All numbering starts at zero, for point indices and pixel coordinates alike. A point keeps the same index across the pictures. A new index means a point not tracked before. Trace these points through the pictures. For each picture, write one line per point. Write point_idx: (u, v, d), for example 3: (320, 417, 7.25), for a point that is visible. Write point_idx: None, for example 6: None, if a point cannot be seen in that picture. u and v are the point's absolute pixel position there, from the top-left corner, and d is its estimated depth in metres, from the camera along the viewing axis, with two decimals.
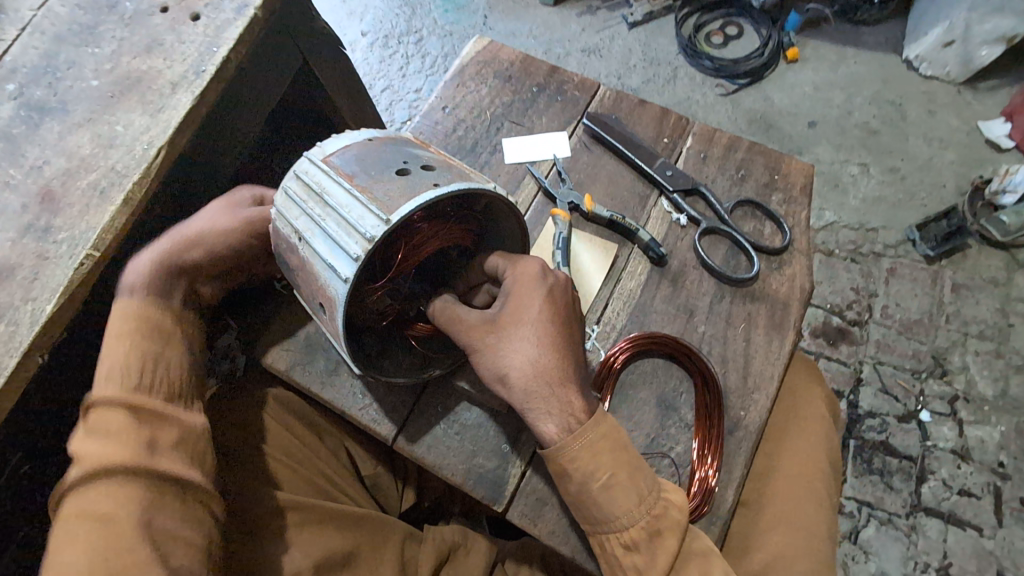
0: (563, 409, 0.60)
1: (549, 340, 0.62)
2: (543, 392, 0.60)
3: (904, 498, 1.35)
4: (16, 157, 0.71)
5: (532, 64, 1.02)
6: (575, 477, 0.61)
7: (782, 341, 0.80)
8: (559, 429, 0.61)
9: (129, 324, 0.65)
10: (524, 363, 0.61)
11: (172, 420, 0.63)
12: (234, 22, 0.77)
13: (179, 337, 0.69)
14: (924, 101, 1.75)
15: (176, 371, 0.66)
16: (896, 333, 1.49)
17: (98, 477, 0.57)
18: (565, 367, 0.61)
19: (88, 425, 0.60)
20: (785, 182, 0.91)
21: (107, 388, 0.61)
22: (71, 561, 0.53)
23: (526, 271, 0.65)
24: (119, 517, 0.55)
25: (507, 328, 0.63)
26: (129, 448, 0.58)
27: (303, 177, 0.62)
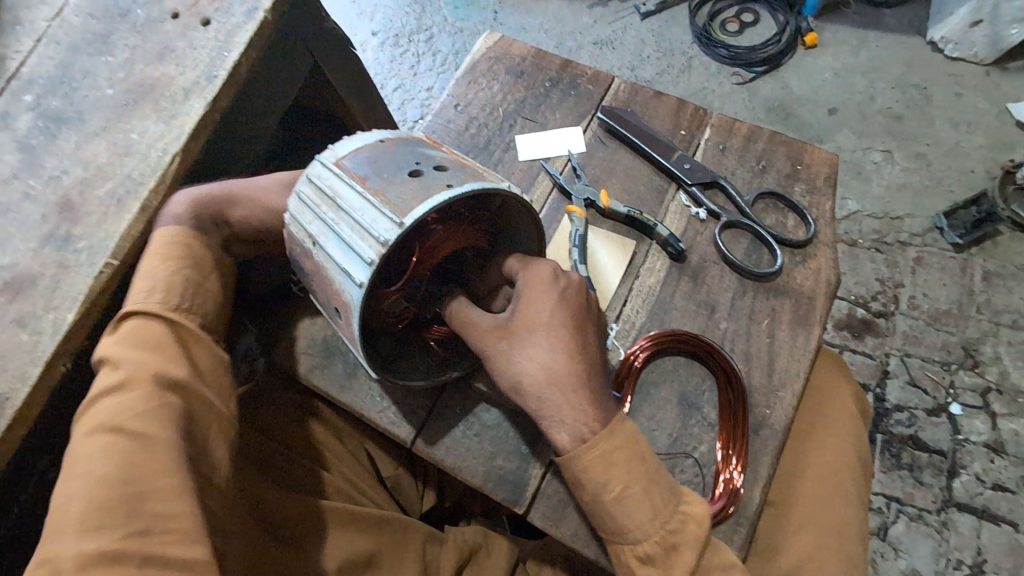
0: (576, 418, 0.60)
1: (562, 347, 0.61)
2: (556, 398, 0.60)
3: (935, 493, 1.32)
4: (35, 167, 0.71)
5: (544, 58, 1.01)
6: (589, 487, 0.60)
7: (807, 337, 0.78)
8: (572, 438, 0.60)
9: (168, 248, 0.65)
10: (537, 368, 0.61)
11: (201, 349, 0.64)
12: (245, 26, 0.77)
13: (215, 272, 0.69)
14: (950, 83, 1.69)
15: (209, 303, 0.67)
16: (924, 324, 1.45)
17: (133, 386, 0.57)
18: (578, 375, 0.61)
19: (123, 337, 0.61)
20: (808, 172, 0.88)
21: (145, 302, 0.62)
22: (94, 463, 0.52)
23: (539, 275, 0.64)
24: (148, 424, 0.55)
25: (519, 334, 0.62)
26: (165, 366, 0.59)
27: (316, 182, 0.61)
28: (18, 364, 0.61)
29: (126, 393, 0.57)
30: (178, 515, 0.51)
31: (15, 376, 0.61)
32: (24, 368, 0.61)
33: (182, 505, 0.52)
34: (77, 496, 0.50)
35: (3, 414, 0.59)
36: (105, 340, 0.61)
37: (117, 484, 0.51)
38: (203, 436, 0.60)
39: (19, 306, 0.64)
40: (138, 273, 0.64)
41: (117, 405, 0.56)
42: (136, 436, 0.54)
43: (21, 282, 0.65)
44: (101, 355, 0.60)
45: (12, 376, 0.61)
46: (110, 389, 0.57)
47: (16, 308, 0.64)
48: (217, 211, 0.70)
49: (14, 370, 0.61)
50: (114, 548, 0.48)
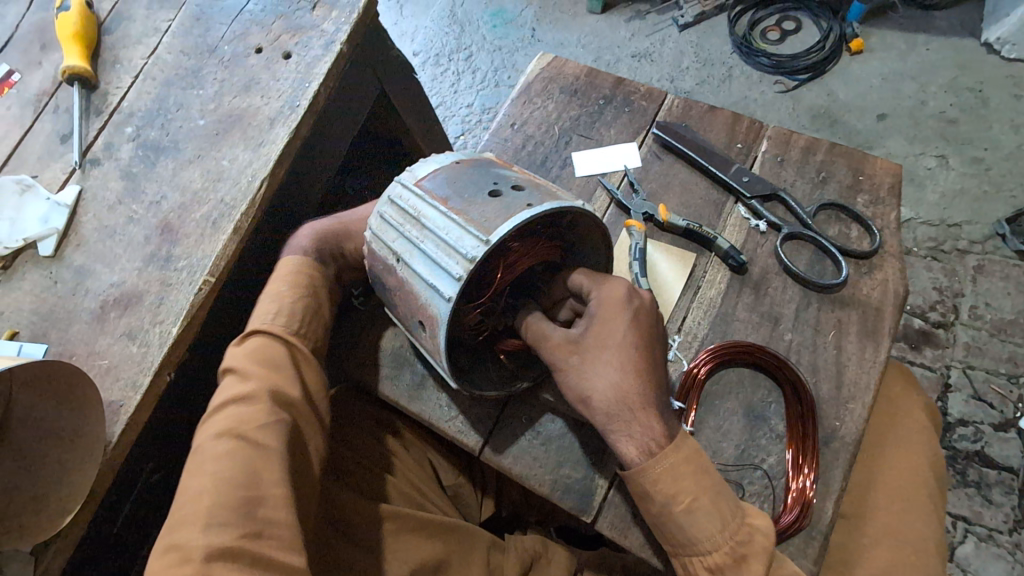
0: (644, 434, 0.62)
1: (630, 365, 0.63)
2: (625, 415, 0.62)
3: (1006, 513, 1.26)
4: (138, 193, 0.78)
5: (596, 77, 1.04)
6: (656, 499, 0.61)
7: (876, 349, 0.77)
8: (640, 452, 0.62)
9: (291, 274, 0.73)
10: (606, 386, 0.63)
11: (311, 371, 0.70)
12: (323, 58, 0.83)
13: (327, 302, 0.75)
14: (1008, 86, 1.64)
15: (320, 330, 0.73)
16: (988, 334, 1.40)
17: (256, 397, 0.63)
18: (646, 393, 0.62)
19: (248, 353, 0.67)
20: (870, 183, 0.88)
21: (271, 323, 0.69)
22: (218, 462, 0.57)
23: (614, 291, 0.66)
24: (267, 433, 0.60)
25: (591, 351, 0.65)
26: (283, 382, 0.65)
27: (398, 202, 0.65)
28: (129, 374, 0.67)
29: (251, 402, 0.62)
30: (283, 523, 0.56)
31: (128, 385, 0.66)
32: (135, 377, 0.67)
33: (286, 514, 0.56)
34: (203, 492, 0.55)
35: (118, 419, 0.65)
36: (230, 353, 0.68)
37: (238, 485, 0.56)
38: (307, 450, 0.65)
39: (128, 321, 0.70)
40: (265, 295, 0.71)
41: (243, 413, 0.61)
42: (256, 443, 0.59)
43: (129, 299, 0.71)
44: (231, 366, 0.66)
45: (125, 385, 0.66)
46: (238, 397, 0.63)
47: (126, 322, 0.70)
48: (335, 244, 0.78)
49: (127, 379, 0.67)
50: (233, 545, 0.53)
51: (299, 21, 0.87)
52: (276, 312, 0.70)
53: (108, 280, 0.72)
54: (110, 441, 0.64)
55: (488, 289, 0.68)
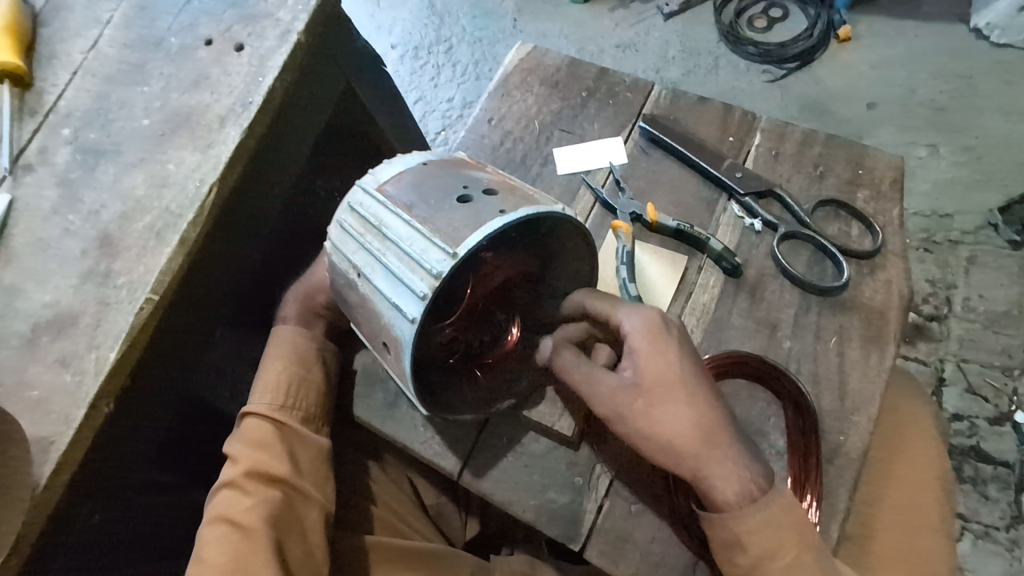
0: (739, 475, 0.57)
1: (698, 397, 0.59)
2: (715, 456, 0.57)
3: (1003, 509, 1.23)
4: (74, 202, 0.70)
5: (579, 67, 0.97)
6: (750, 553, 0.57)
7: (881, 356, 0.72)
8: (739, 494, 0.57)
9: (279, 344, 0.75)
10: (686, 428, 0.58)
11: (304, 444, 0.73)
12: (279, 49, 0.76)
13: (319, 364, 0.75)
14: (998, 72, 1.60)
15: (311, 396, 0.74)
16: (982, 327, 1.36)
17: (242, 482, 0.69)
18: (723, 427, 0.59)
19: (239, 434, 0.72)
20: (870, 177, 0.83)
21: (258, 403, 0.73)
22: (214, 549, 0.65)
23: (651, 323, 0.61)
24: (253, 517, 0.66)
25: (654, 389, 0.59)
26: (270, 462, 0.70)
27: (358, 209, 0.59)
28: (61, 406, 0.60)
29: (240, 487, 0.68)
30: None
31: (59, 419, 0.59)
32: (68, 411, 0.60)
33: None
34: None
35: (49, 458, 0.58)
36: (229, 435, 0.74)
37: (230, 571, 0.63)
38: (303, 523, 0.70)
39: (62, 345, 0.63)
40: (259, 372, 0.75)
41: (232, 497, 0.68)
42: (244, 528, 0.66)
43: (62, 321, 0.64)
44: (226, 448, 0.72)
45: (56, 419, 0.59)
46: (230, 481, 0.69)
47: (59, 347, 0.63)
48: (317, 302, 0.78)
49: (59, 413, 0.60)
50: None
51: (252, 9, 0.79)
52: (265, 389, 0.74)
53: (40, 300, 0.65)
54: (38, 484, 0.57)
55: (459, 305, 0.65)
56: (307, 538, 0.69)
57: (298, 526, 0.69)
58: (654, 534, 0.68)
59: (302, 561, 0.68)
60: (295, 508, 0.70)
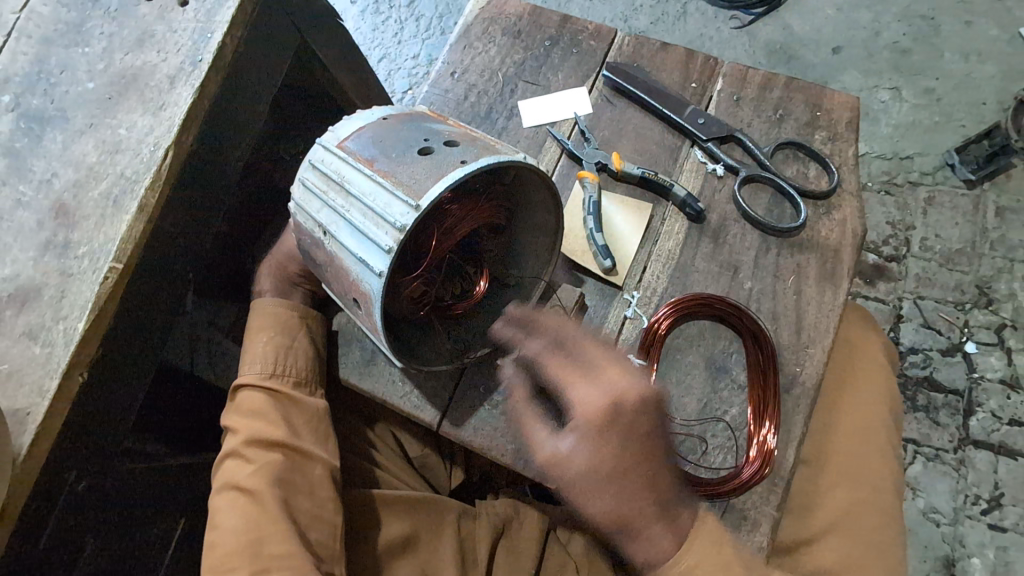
0: (652, 545, 0.61)
1: (625, 486, 0.60)
2: (627, 535, 0.61)
3: (952, 433, 1.33)
4: (24, 172, 0.68)
5: (541, 16, 0.96)
6: None
7: (836, 291, 0.76)
8: (647, 561, 0.61)
9: (263, 315, 0.77)
10: (604, 511, 0.61)
11: (300, 406, 0.75)
12: (226, 3, 0.73)
13: (303, 331, 0.78)
14: (958, 12, 1.62)
15: (299, 360, 0.76)
16: (936, 265, 1.43)
17: (245, 450, 0.71)
18: (643, 512, 0.60)
19: (237, 407, 0.74)
20: (828, 118, 0.84)
21: (249, 374, 0.75)
22: (227, 516, 0.68)
23: (592, 415, 0.60)
24: (258, 481, 0.68)
25: (581, 478, 0.60)
26: (267, 429, 0.72)
27: (320, 167, 0.59)
28: (33, 377, 0.60)
29: (242, 456, 0.71)
30: (289, 554, 0.64)
31: (32, 390, 0.59)
32: (40, 382, 0.60)
33: (288, 547, 0.65)
34: (220, 542, 0.66)
35: (27, 428, 0.58)
36: (226, 409, 0.76)
37: (243, 534, 0.66)
38: (310, 481, 0.71)
39: (27, 319, 0.62)
40: (246, 345, 0.77)
41: (237, 465, 0.70)
42: (251, 493, 0.68)
43: (25, 294, 0.63)
44: (227, 422, 0.75)
45: (30, 390, 0.59)
46: (233, 451, 0.71)
47: (24, 320, 0.62)
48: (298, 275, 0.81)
49: (31, 384, 0.59)
50: None
51: None
52: (255, 360, 0.76)
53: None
54: (19, 454, 0.57)
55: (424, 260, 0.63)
56: (315, 494, 0.71)
57: (306, 483, 0.71)
58: None
59: (316, 515, 0.70)
60: (299, 467, 0.72)
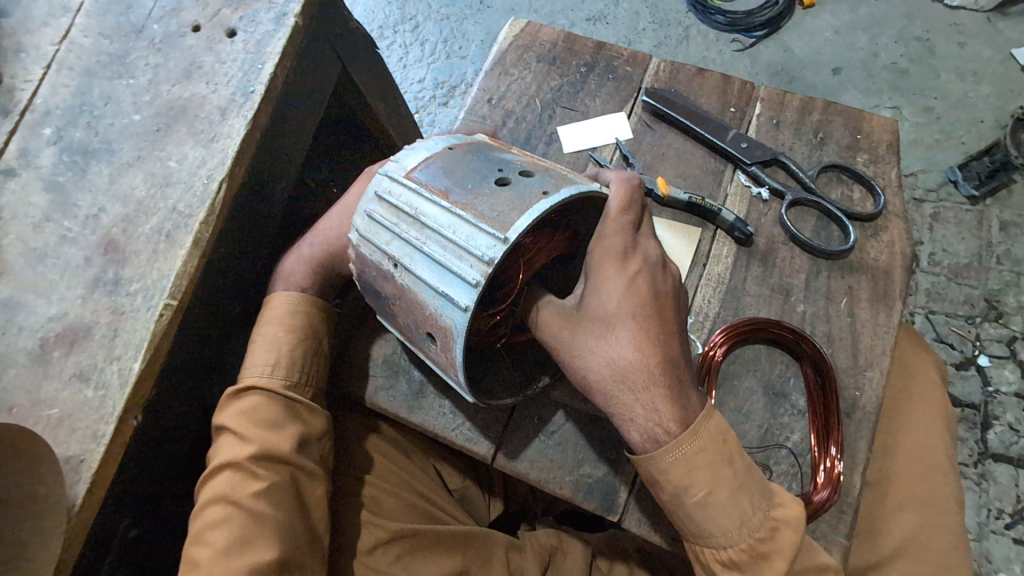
0: (646, 417, 0.57)
1: (632, 334, 0.58)
2: (624, 396, 0.58)
3: (971, 447, 1.32)
4: (68, 207, 0.66)
5: (575, 42, 0.96)
6: (668, 490, 0.58)
7: (889, 313, 0.76)
8: (643, 437, 0.58)
9: (285, 316, 0.71)
10: (603, 363, 0.58)
11: (311, 418, 0.69)
12: (276, 34, 0.72)
13: (326, 339, 0.73)
14: (953, 34, 1.67)
15: (321, 370, 0.72)
16: (946, 279, 1.44)
17: (250, 463, 0.63)
18: (648, 372, 0.57)
19: (242, 410, 0.67)
20: (868, 141, 0.86)
21: (270, 378, 0.68)
22: (216, 530, 0.60)
23: (610, 251, 0.59)
24: (262, 503, 0.61)
25: (587, 323, 0.59)
26: (276, 442, 0.65)
27: (388, 199, 0.57)
28: (88, 422, 0.57)
29: (247, 470, 0.63)
30: None
31: (86, 436, 0.57)
32: (95, 426, 0.57)
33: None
34: (205, 560, 0.59)
35: (82, 475, 0.56)
36: (223, 408, 0.68)
37: (236, 553, 0.58)
38: (312, 503, 0.66)
39: (77, 360, 0.59)
40: (261, 342, 0.70)
41: (240, 479, 0.63)
42: (246, 510, 0.61)
43: (74, 334, 0.60)
44: (225, 422, 0.66)
45: (85, 435, 0.57)
46: (232, 461, 0.64)
47: (74, 361, 0.59)
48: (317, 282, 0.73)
49: (86, 429, 0.57)
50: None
51: None
52: (274, 363, 0.69)
53: (46, 314, 0.61)
54: (74, 503, 0.54)
55: (506, 295, 0.63)
56: (315, 516, 0.65)
57: (304, 505, 0.65)
58: None
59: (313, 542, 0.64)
60: (302, 487, 0.65)
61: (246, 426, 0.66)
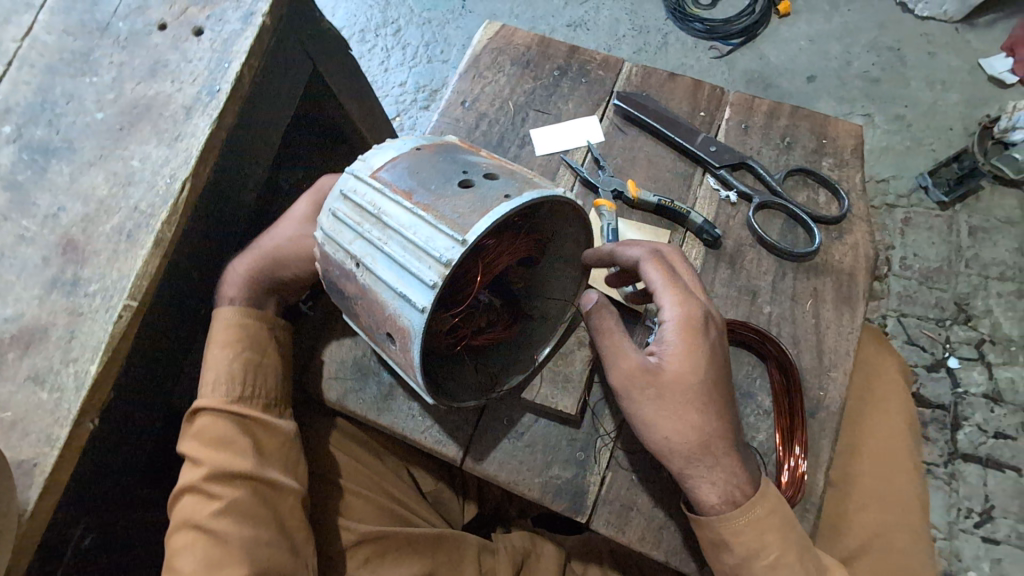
0: (726, 482, 0.59)
1: (711, 404, 0.61)
2: (708, 460, 0.60)
3: (941, 447, 1.34)
4: (26, 207, 0.64)
5: (549, 46, 0.97)
6: (735, 553, 0.59)
7: (853, 314, 0.77)
8: (721, 499, 0.59)
9: (228, 330, 0.69)
10: (688, 428, 0.60)
11: (268, 432, 0.67)
12: (243, 33, 0.71)
13: (273, 347, 0.71)
14: (923, 43, 1.71)
15: (271, 379, 0.70)
16: (917, 283, 1.47)
17: (208, 484, 0.63)
18: (727, 440, 0.60)
19: (194, 433, 0.66)
20: (833, 146, 0.87)
21: (211, 398, 0.67)
22: (186, 555, 0.61)
23: (692, 323, 0.61)
24: (222, 522, 0.61)
25: (673, 386, 0.60)
26: (232, 459, 0.64)
27: (353, 197, 0.57)
28: (42, 425, 0.56)
29: (204, 491, 0.63)
30: None
31: (39, 440, 0.55)
32: (49, 429, 0.56)
33: None
34: None
35: (34, 480, 0.54)
36: (183, 434, 0.68)
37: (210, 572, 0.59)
38: (280, 514, 0.64)
39: (32, 362, 0.58)
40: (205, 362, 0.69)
41: (197, 501, 0.62)
42: (211, 532, 0.61)
43: (30, 335, 0.59)
44: (183, 448, 0.67)
45: (38, 439, 0.55)
46: (191, 484, 0.64)
47: (29, 364, 0.58)
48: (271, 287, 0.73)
49: (39, 432, 0.56)
50: None
51: None
52: (217, 380, 0.68)
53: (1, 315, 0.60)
54: (25, 509, 0.53)
55: (466, 297, 0.62)
56: (286, 527, 0.64)
57: (274, 516, 0.64)
58: (656, 499, 0.71)
59: (287, 552, 0.63)
60: (270, 500, 0.64)
61: (199, 449, 0.65)
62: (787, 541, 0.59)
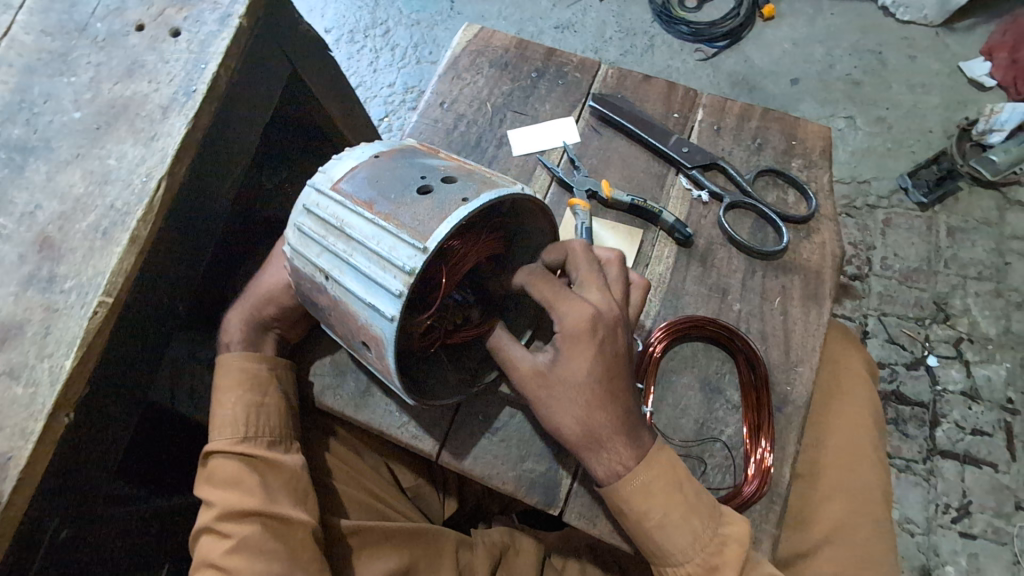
0: (611, 459, 0.62)
1: (597, 398, 0.62)
2: (592, 446, 0.62)
3: (920, 443, 1.36)
4: (3, 205, 0.65)
5: (527, 48, 0.99)
6: (630, 518, 0.63)
7: (820, 311, 0.79)
8: (608, 473, 0.63)
9: (230, 374, 0.72)
10: (574, 422, 0.62)
11: (274, 469, 0.69)
12: (219, 34, 0.73)
13: (274, 385, 0.73)
14: (903, 47, 1.74)
15: (273, 418, 0.71)
16: (897, 283, 1.49)
17: (221, 524, 0.65)
18: (613, 425, 0.62)
19: (209, 476, 0.69)
20: (803, 147, 0.90)
21: (219, 441, 0.69)
22: None
23: (576, 324, 0.61)
24: (233, 560, 0.63)
25: (559, 383, 0.62)
26: (240, 498, 0.66)
27: (315, 212, 0.59)
28: (15, 420, 0.57)
29: (218, 531, 0.66)
30: None
31: (13, 434, 0.56)
32: (23, 424, 0.57)
33: None
34: None
35: (8, 474, 0.55)
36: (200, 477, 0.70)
37: None
38: (290, 544, 0.65)
39: (7, 357, 0.59)
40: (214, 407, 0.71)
41: (212, 541, 0.65)
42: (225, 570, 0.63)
43: (5, 331, 0.60)
44: (201, 492, 0.70)
45: (12, 433, 0.56)
46: (207, 526, 0.66)
47: (4, 359, 0.59)
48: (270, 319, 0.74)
49: (12, 427, 0.56)
50: None
51: None
52: (223, 424, 0.70)
53: None
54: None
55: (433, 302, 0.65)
56: (296, 557, 0.64)
57: (285, 549, 0.65)
58: None
59: None
60: (280, 533, 0.65)
61: (215, 491, 0.68)
62: (675, 500, 0.62)
